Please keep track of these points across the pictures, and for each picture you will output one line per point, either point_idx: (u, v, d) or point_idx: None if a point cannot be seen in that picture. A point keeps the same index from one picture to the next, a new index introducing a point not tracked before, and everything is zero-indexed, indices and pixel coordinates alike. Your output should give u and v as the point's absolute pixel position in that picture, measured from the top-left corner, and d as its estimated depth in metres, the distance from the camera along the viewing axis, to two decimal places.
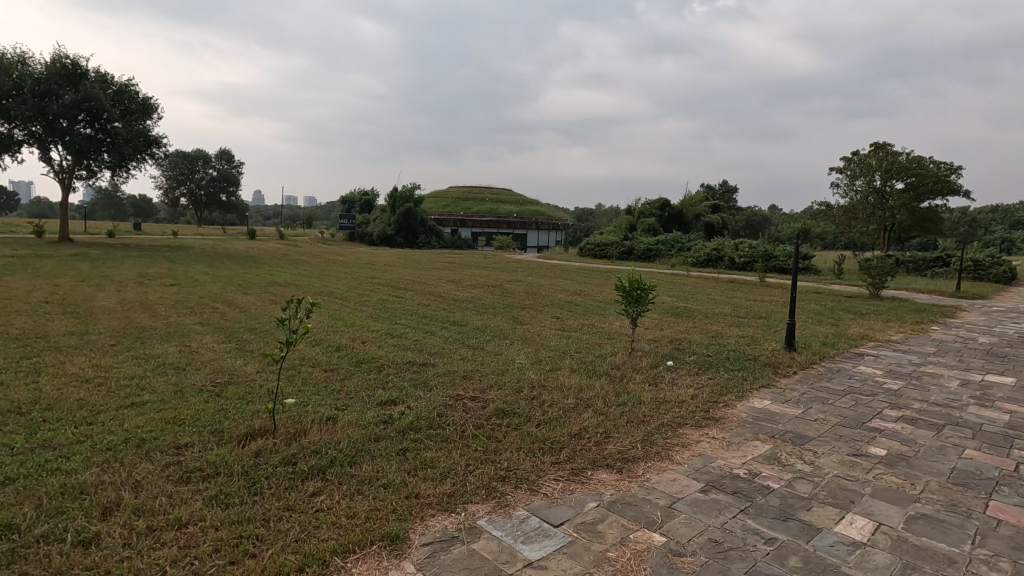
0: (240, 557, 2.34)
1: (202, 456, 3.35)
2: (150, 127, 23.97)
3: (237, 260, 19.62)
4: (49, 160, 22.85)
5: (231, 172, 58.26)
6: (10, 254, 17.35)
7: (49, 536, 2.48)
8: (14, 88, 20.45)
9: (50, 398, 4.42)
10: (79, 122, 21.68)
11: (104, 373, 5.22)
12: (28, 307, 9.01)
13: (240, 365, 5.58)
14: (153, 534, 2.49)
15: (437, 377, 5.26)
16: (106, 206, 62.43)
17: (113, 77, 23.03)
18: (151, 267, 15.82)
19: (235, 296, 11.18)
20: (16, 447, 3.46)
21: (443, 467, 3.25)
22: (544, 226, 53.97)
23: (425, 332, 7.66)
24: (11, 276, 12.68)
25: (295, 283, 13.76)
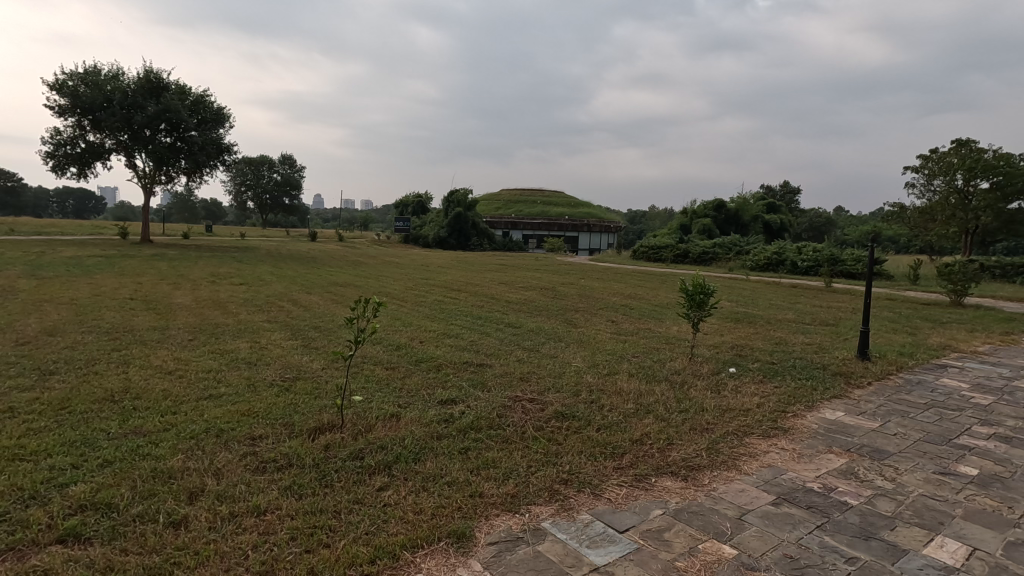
0: (315, 546, 2.43)
1: (276, 447, 3.51)
2: (222, 135, 25.42)
3: (300, 261, 20.49)
4: (134, 167, 24.65)
5: (293, 176, 60.86)
6: (98, 254, 18.76)
7: (143, 516, 2.66)
8: (105, 101, 22.15)
9: (138, 387, 4.76)
10: (160, 132, 23.27)
11: (184, 366, 5.57)
12: (115, 303, 9.72)
13: (307, 362, 5.83)
14: (235, 520, 2.63)
15: (495, 378, 5.29)
16: (181, 209, 66.86)
17: (191, 88, 24.58)
18: (222, 267, 16.76)
19: (299, 295, 11.71)
20: (112, 432, 3.74)
21: (505, 467, 3.28)
22: (596, 229, 53.54)
23: (482, 334, 7.72)
24: (101, 274, 13.79)
25: (355, 284, 14.22)
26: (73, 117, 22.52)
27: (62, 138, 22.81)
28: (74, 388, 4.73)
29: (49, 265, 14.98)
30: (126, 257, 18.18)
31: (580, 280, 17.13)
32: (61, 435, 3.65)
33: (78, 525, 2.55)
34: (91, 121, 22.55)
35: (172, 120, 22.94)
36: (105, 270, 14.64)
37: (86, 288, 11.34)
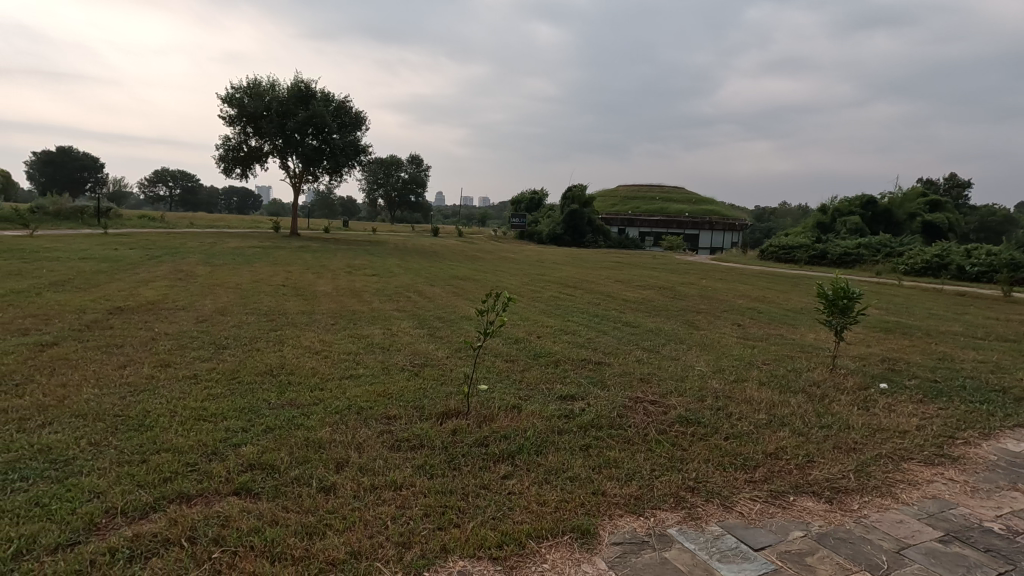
0: (446, 525, 2.56)
1: (408, 428, 3.75)
2: (359, 137, 27.64)
3: (424, 255, 21.72)
4: (286, 168, 27.66)
5: (418, 175, 64.66)
6: (258, 246, 21.35)
7: (299, 479, 2.99)
8: (264, 109, 25.05)
9: (291, 364, 5.37)
10: (308, 136, 25.85)
11: (328, 348, 6.17)
12: (271, 289, 11.01)
13: (433, 350, 6.18)
14: (375, 492, 2.86)
15: (614, 377, 5.21)
16: (322, 207, 74.00)
17: (334, 96, 27.01)
18: (357, 260, 18.28)
19: (423, 287, 12.42)
20: (273, 402, 4.26)
21: (628, 468, 3.22)
22: (719, 226, 50.51)
23: (599, 331, 7.64)
24: (259, 263, 15.70)
25: (474, 278, 14.79)
26: (240, 124, 25.73)
27: (230, 144, 26.18)
28: (243, 361, 5.45)
29: (219, 254, 17.30)
30: (279, 249, 20.51)
31: (702, 280, 16.31)
32: (234, 401, 4.22)
33: (250, 481, 2.92)
34: (254, 128, 25.61)
35: (318, 125, 25.40)
36: (262, 260, 16.63)
37: (248, 276, 12.97)
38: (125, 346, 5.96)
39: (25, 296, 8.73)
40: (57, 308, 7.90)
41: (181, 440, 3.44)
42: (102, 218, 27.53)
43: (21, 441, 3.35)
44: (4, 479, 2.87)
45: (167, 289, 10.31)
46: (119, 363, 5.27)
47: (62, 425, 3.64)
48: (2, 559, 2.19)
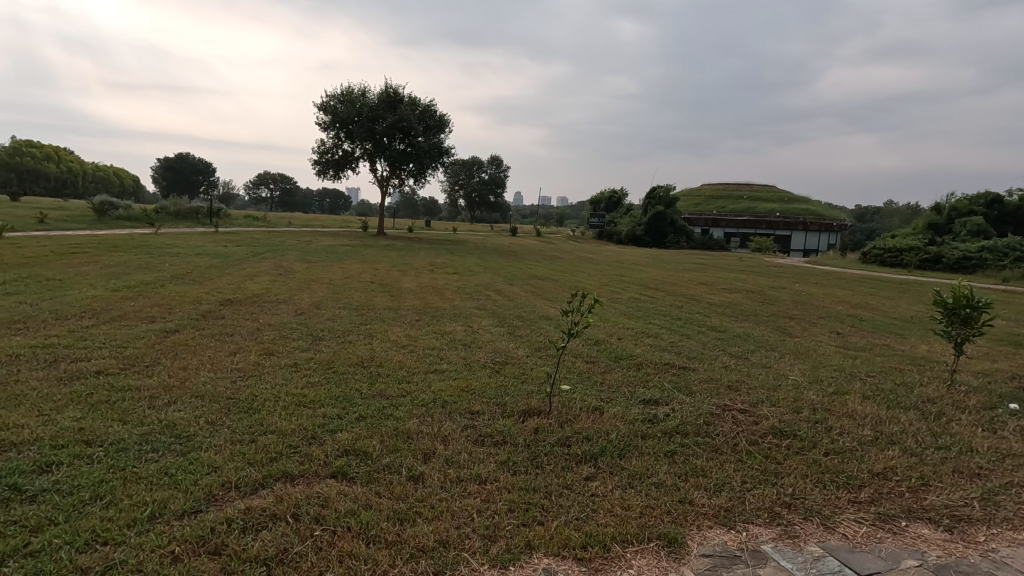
0: (530, 522, 2.59)
1: (491, 424, 3.83)
2: (443, 140, 28.48)
3: (503, 254, 22.03)
4: (375, 171, 29.06)
5: (498, 176, 65.63)
6: (348, 244, 22.63)
7: (390, 467, 3.13)
8: (356, 115, 26.42)
9: (380, 357, 5.63)
10: (395, 139, 27.01)
11: (414, 342, 6.42)
12: (360, 285, 11.63)
13: (513, 348, 6.25)
14: (462, 484, 2.94)
15: (700, 383, 5.02)
16: (406, 207, 77.09)
17: (420, 100, 28.00)
18: (439, 258, 18.87)
19: (503, 286, 12.61)
20: (364, 392, 4.49)
21: (717, 479, 3.09)
22: (815, 227, 47.25)
23: (682, 335, 7.40)
24: (350, 261, 16.61)
25: (553, 278, 14.82)
26: (334, 130, 27.31)
27: (325, 149, 27.86)
28: (337, 352, 5.80)
29: (314, 252, 18.50)
30: (367, 247, 21.61)
31: (796, 284, 15.33)
32: (331, 390, 4.50)
33: (346, 466, 3.10)
34: (346, 133, 27.10)
35: (405, 129, 26.46)
36: (352, 257, 17.59)
37: (340, 272, 13.76)
38: (235, 335, 6.53)
39: (153, 287, 9.79)
40: (178, 299, 8.79)
41: (285, 423, 3.71)
42: (214, 217, 30.28)
43: (152, 416, 3.76)
44: (139, 449, 3.23)
45: (270, 283, 11.16)
46: (231, 349, 5.79)
47: (185, 404, 4.04)
48: (140, 519, 2.47)
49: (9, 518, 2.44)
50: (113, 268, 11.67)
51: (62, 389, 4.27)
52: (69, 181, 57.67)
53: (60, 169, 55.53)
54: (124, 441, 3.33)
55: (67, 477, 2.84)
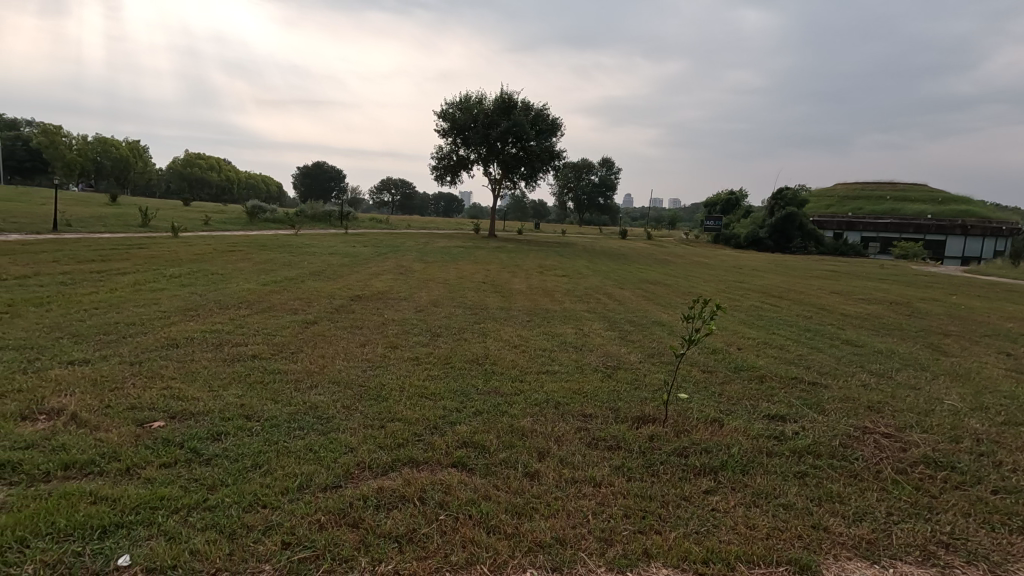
0: (648, 529, 2.55)
1: (604, 428, 3.80)
2: (554, 143, 28.68)
3: (613, 257, 21.75)
4: (488, 175, 30.03)
5: (609, 177, 64.70)
6: (461, 245, 23.59)
7: (507, 462, 3.24)
8: (472, 122, 27.48)
9: (494, 355, 5.83)
10: (508, 144, 27.70)
11: (526, 342, 6.55)
12: (473, 285, 12.08)
13: (625, 353, 6.15)
14: (576, 485, 2.96)
15: (834, 402, 4.59)
16: (516, 210, 78.84)
17: (533, 104, 28.42)
18: (548, 260, 19.08)
19: (613, 289, 12.45)
20: (480, 388, 4.68)
21: (857, 507, 2.82)
22: (977, 231, 41.19)
23: (811, 348, 6.83)
24: (463, 261, 17.34)
25: (665, 282, 14.36)
26: (451, 136, 28.61)
27: (443, 155, 29.29)
28: (454, 349, 6.09)
29: (431, 252, 19.56)
30: (479, 248, 22.41)
31: (952, 296, 13.48)
32: (450, 384, 4.74)
33: (465, 458, 3.26)
34: (462, 139, 28.29)
35: (518, 133, 27.02)
36: (465, 258, 18.33)
37: (454, 272, 14.40)
38: (364, 328, 7.10)
39: (295, 283, 10.93)
40: (315, 294, 9.75)
41: (410, 413, 3.98)
42: (344, 219, 33.09)
43: (298, 398, 4.21)
44: (288, 426, 3.63)
45: (392, 281, 11.99)
46: (361, 341, 6.31)
47: (324, 388, 4.48)
48: (292, 489, 2.78)
49: (192, 476, 2.87)
50: (262, 265, 13.21)
51: (227, 369, 4.93)
52: (228, 188, 66.11)
53: (220, 178, 63.83)
54: (275, 418, 3.77)
55: (233, 446, 3.27)
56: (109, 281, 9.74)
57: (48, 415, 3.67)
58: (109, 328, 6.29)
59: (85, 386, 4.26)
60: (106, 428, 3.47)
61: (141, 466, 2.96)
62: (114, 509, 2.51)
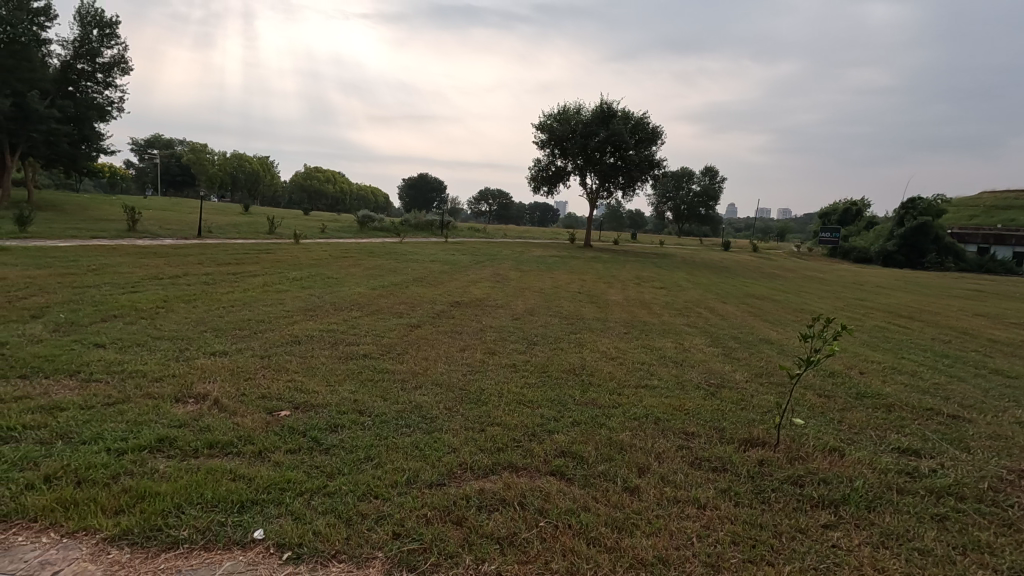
0: (759, 560, 2.40)
1: (708, 448, 3.64)
2: (654, 152, 28.02)
3: (715, 270, 20.76)
4: (584, 185, 29.96)
5: (711, 187, 61.97)
6: (557, 255, 23.67)
7: (606, 474, 3.20)
8: (571, 132, 27.60)
9: (591, 366, 5.78)
10: (606, 154, 27.48)
11: (623, 355, 6.43)
12: (569, 295, 12.08)
13: (729, 371, 5.83)
14: (679, 505, 2.86)
15: (981, 440, 4.03)
16: (612, 220, 77.80)
17: (633, 113, 28.00)
18: (645, 272, 18.61)
19: (715, 303, 11.88)
20: (577, 398, 4.67)
21: (1012, 561, 2.47)
22: None
23: (951, 377, 6.07)
24: (558, 271, 17.39)
25: (774, 297, 13.45)
26: (549, 147, 28.90)
27: (540, 165, 29.62)
28: (550, 358, 6.12)
29: (526, 261, 19.84)
30: (574, 258, 22.36)
31: None
32: (547, 393, 4.77)
33: (564, 467, 3.26)
34: (560, 149, 28.48)
35: (616, 142, 26.74)
36: (561, 268, 18.38)
37: (549, 281, 14.50)
38: (464, 333, 7.34)
39: (400, 288, 11.58)
40: (418, 299, 10.26)
41: (508, 419, 4.05)
42: (444, 229, 34.51)
43: (404, 397, 4.45)
44: (396, 423, 3.85)
45: (490, 289, 12.31)
46: (462, 346, 6.54)
47: (427, 390, 4.70)
48: (400, 482, 2.94)
49: (313, 463, 3.13)
50: (371, 271, 14.11)
51: (342, 366, 5.32)
52: (341, 199, 71.45)
53: (335, 190, 69.17)
54: (384, 414, 4.01)
55: (347, 438, 3.53)
56: (243, 282, 10.89)
57: (196, 398, 4.18)
58: (245, 324, 7.04)
59: (225, 375, 4.80)
60: (242, 414, 3.89)
61: (272, 450, 3.28)
62: (250, 486, 2.80)
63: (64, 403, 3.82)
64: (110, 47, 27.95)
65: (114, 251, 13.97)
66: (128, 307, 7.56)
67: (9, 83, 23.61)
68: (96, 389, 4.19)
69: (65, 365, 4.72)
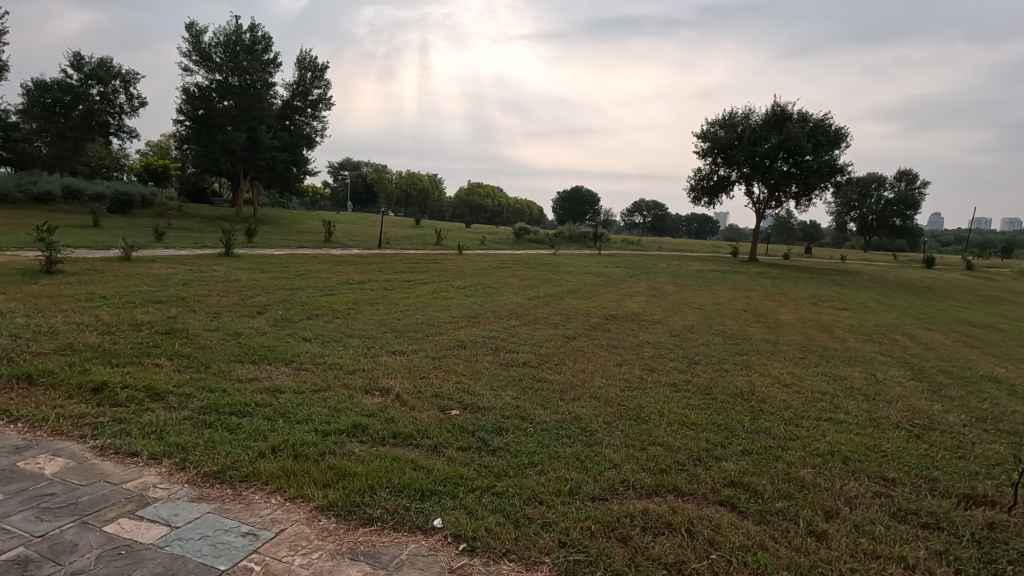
0: None
1: (914, 499, 3.12)
2: (836, 156, 25.04)
3: (914, 290, 17.81)
4: (751, 195, 27.82)
5: (909, 193, 53.49)
6: (718, 269, 22.26)
7: (785, 514, 2.91)
8: (737, 139, 25.89)
9: (762, 392, 5.30)
10: (778, 160, 25.25)
11: (800, 382, 5.79)
12: (733, 312, 11.29)
13: (939, 412, 4.94)
14: (878, 561, 2.49)
15: None
16: (781, 232, 71.11)
17: (812, 115, 25.38)
18: (823, 290, 16.67)
19: (916, 329, 10.18)
20: (746, 426, 4.32)
21: None
22: None
23: None
24: (720, 286, 16.35)
25: (999, 326, 11.13)
26: (711, 156, 27.39)
27: (701, 175, 28.20)
28: (714, 379, 5.75)
29: (684, 275, 18.98)
30: (738, 273, 20.85)
31: None
32: (712, 416, 4.49)
33: (734, 498, 3.04)
34: (724, 157, 26.84)
35: (790, 147, 24.45)
36: (723, 283, 17.23)
37: (710, 297, 13.69)
38: (620, 348, 7.25)
39: (556, 299, 11.82)
40: (573, 310, 10.38)
41: (671, 440, 3.89)
42: (598, 241, 34.46)
43: (563, 407, 4.52)
44: (557, 432, 3.93)
45: (646, 303, 12.01)
46: (618, 360, 6.46)
47: (585, 402, 4.72)
48: (563, 492, 2.99)
49: (481, 463, 3.32)
50: (527, 281, 14.62)
51: (504, 372, 5.58)
52: (500, 212, 75.26)
53: (494, 204, 73.10)
54: (545, 423, 4.11)
55: (512, 442, 3.68)
56: (416, 288, 12.03)
57: (382, 392, 4.70)
58: (418, 327, 7.76)
59: (404, 372, 5.33)
60: (420, 409, 4.28)
61: (445, 446, 3.55)
62: (428, 477, 3.06)
63: (283, 387, 4.56)
64: (318, 86, 32.86)
65: (315, 259, 16.30)
66: (327, 307, 8.78)
67: (246, 121, 29.54)
68: (306, 377, 4.93)
69: (284, 354, 5.64)
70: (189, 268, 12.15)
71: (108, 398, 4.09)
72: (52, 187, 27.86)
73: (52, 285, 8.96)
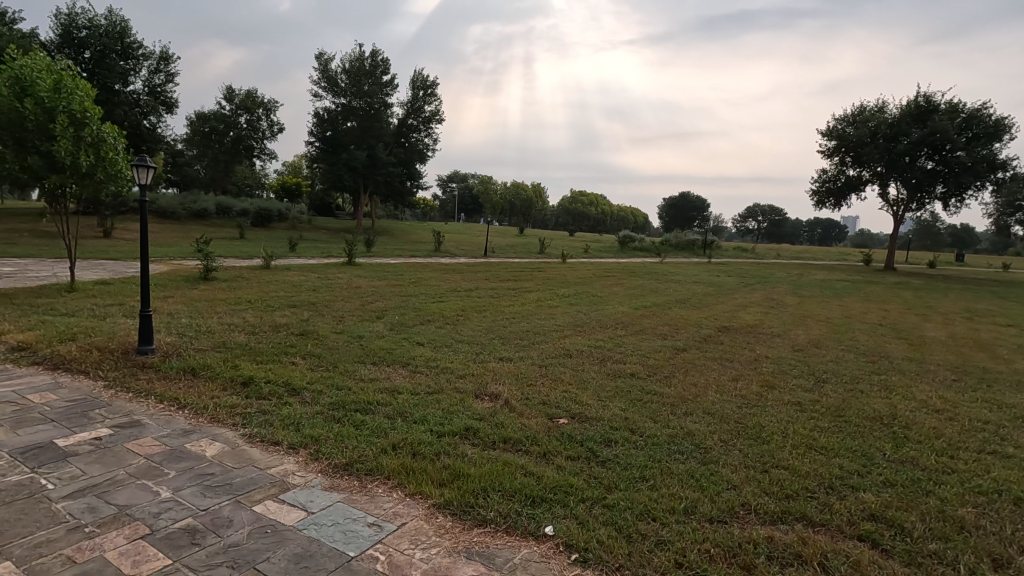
0: None
1: None
2: (997, 150, 21.80)
3: None
4: (887, 196, 25.03)
5: None
6: (847, 279, 20.23)
7: (941, 556, 2.56)
8: (870, 135, 23.47)
9: (906, 417, 4.72)
10: (921, 157, 22.54)
11: (954, 408, 5.08)
12: (866, 326, 10.20)
13: None
14: None
15: None
16: (924, 236, 63.05)
17: (965, 104, 22.36)
18: (980, 303, 14.53)
19: None
20: (887, 454, 3.86)
21: None
22: None
23: None
24: (850, 298, 14.85)
25: None
26: (839, 155, 25.07)
27: (827, 176, 25.90)
28: (846, 400, 5.22)
29: (806, 285, 17.50)
30: (871, 283, 18.82)
31: None
32: (846, 441, 4.08)
33: (875, 533, 2.74)
34: (854, 156, 24.44)
35: (936, 142, 21.72)
36: (854, 294, 15.62)
37: (838, 309, 12.48)
38: (736, 361, 6.84)
39: (663, 309, 11.43)
40: (682, 321, 9.97)
41: (798, 463, 3.59)
42: (708, 249, 32.83)
43: (674, 422, 4.34)
44: (669, 448, 3.78)
45: (763, 314, 11.22)
46: (733, 375, 6.10)
47: (698, 417, 4.50)
48: (678, 510, 2.86)
49: (591, 473, 3.28)
50: (633, 290, 14.27)
51: (611, 382, 5.49)
52: (604, 220, 74.35)
53: (597, 212, 72.45)
54: (656, 437, 3.97)
55: (622, 454, 3.60)
56: (521, 296, 12.23)
57: (490, 397, 4.83)
58: (523, 334, 7.88)
59: (511, 379, 5.43)
60: (527, 415, 4.33)
61: (554, 454, 3.56)
62: (538, 483, 3.09)
63: (400, 388, 4.84)
64: (431, 104, 34.67)
65: (427, 267, 17.19)
66: (438, 313, 9.21)
67: (367, 140, 31.97)
68: (420, 379, 5.19)
69: (400, 357, 5.99)
70: (318, 275, 13.34)
71: (254, 391, 4.60)
72: (208, 205, 31.99)
73: (210, 289, 10.27)
